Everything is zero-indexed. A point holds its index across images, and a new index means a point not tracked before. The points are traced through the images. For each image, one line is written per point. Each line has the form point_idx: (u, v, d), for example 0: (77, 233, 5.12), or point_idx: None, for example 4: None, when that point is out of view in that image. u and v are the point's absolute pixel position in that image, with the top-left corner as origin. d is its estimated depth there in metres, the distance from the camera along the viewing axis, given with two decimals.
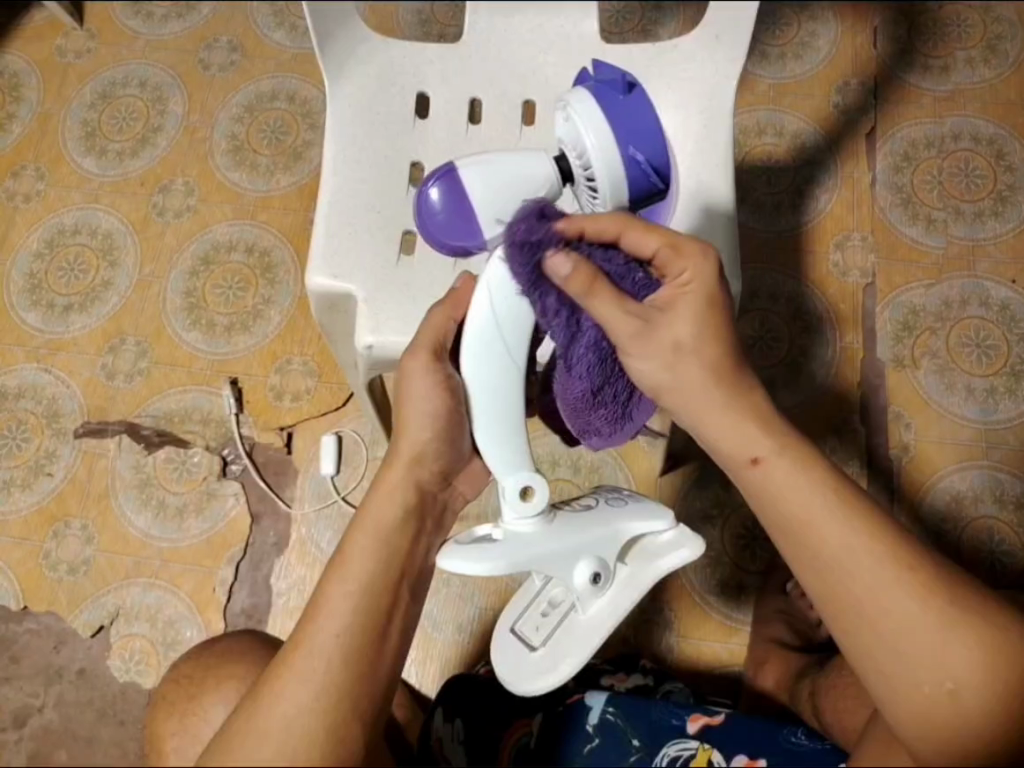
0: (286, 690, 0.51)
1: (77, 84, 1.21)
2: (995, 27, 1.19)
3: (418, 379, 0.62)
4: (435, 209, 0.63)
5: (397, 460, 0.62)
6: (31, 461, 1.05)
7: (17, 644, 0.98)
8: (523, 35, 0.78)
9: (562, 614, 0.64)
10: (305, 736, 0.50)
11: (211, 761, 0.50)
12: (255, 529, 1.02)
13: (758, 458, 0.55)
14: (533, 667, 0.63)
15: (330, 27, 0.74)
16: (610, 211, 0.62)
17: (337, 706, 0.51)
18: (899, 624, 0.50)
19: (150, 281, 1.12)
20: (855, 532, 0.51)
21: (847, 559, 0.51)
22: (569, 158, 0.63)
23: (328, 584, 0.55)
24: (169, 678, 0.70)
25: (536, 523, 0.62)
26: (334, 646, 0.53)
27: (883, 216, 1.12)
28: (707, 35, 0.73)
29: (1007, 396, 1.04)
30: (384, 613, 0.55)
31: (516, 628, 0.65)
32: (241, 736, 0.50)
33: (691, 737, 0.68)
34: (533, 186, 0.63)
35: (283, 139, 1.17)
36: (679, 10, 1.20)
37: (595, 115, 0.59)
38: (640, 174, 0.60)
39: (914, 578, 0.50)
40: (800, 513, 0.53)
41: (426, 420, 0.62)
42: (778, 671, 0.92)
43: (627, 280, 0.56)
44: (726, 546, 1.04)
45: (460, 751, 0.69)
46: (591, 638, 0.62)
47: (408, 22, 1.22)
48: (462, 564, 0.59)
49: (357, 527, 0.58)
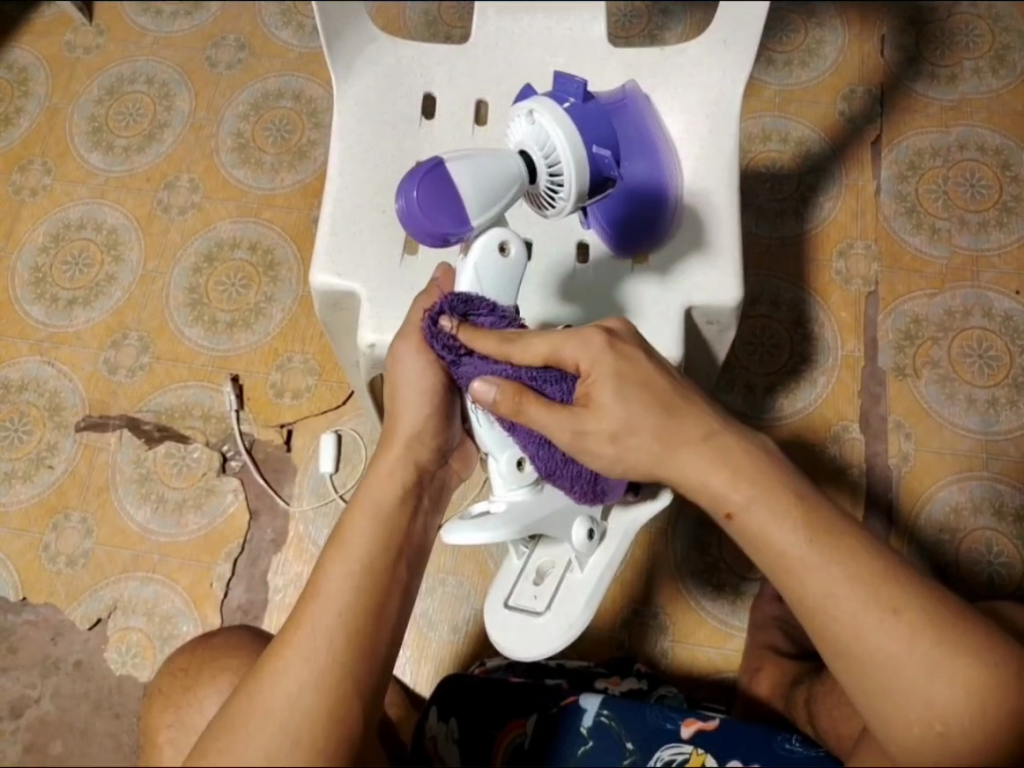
0: (291, 668, 0.52)
1: (85, 79, 1.22)
2: (1004, 38, 1.18)
3: (410, 359, 0.61)
4: (409, 202, 0.60)
5: (395, 442, 0.62)
6: (32, 453, 1.06)
7: (14, 635, 0.99)
8: (532, 37, 0.78)
9: (556, 577, 0.67)
10: (307, 712, 0.50)
11: (217, 740, 0.50)
12: (254, 525, 1.03)
13: (730, 512, 0.54)
14: (544, 632, 0.65)
15: (339, 26, 0.75)
16: (573, 205, 0.63)
17: (337, 686, 0.52)
18: (886, 667, 0.49)
19: (154, 276, 1.13)
20: (837, 572, 0.51)
21: (831, 599, 0.51)
22: (533, 156, 0.62)
23: (328, 565, 0.56)
24: (167, 670, 0.70)
25: (529, 492, 0.63)
26: (335, 625, 0.53)
27: (887, 224, 1.11)
28: (715, 40, 0.74)
29: (1008, 407, 1.04)
30: (384, 591, 0.56)
31: (513, 602, 0.67)
32: (244, 717, 0.51)
33: (686, 741, 0.68)
34: (505, 179, 0.61)
35: (289, 137, 1.17)
36: (687, 14, 1.20)
37: (566, 120, 0.61)
38: (599, 169, 0.63)
39: (898, 617, 0.50)
40: (785, 549, 0.52)
41: (422, 398, 0.61)
42: (773, 678, 0.91)
43: (547, 385, 0.57)
44: (724, 552, 1.04)
45: (455, 749, 0.71)
46: (594, 588, 0.65)
47: (415, 22, 1.22)
48: (470, 533, 0.61)
49: (357, 511, 0.59)
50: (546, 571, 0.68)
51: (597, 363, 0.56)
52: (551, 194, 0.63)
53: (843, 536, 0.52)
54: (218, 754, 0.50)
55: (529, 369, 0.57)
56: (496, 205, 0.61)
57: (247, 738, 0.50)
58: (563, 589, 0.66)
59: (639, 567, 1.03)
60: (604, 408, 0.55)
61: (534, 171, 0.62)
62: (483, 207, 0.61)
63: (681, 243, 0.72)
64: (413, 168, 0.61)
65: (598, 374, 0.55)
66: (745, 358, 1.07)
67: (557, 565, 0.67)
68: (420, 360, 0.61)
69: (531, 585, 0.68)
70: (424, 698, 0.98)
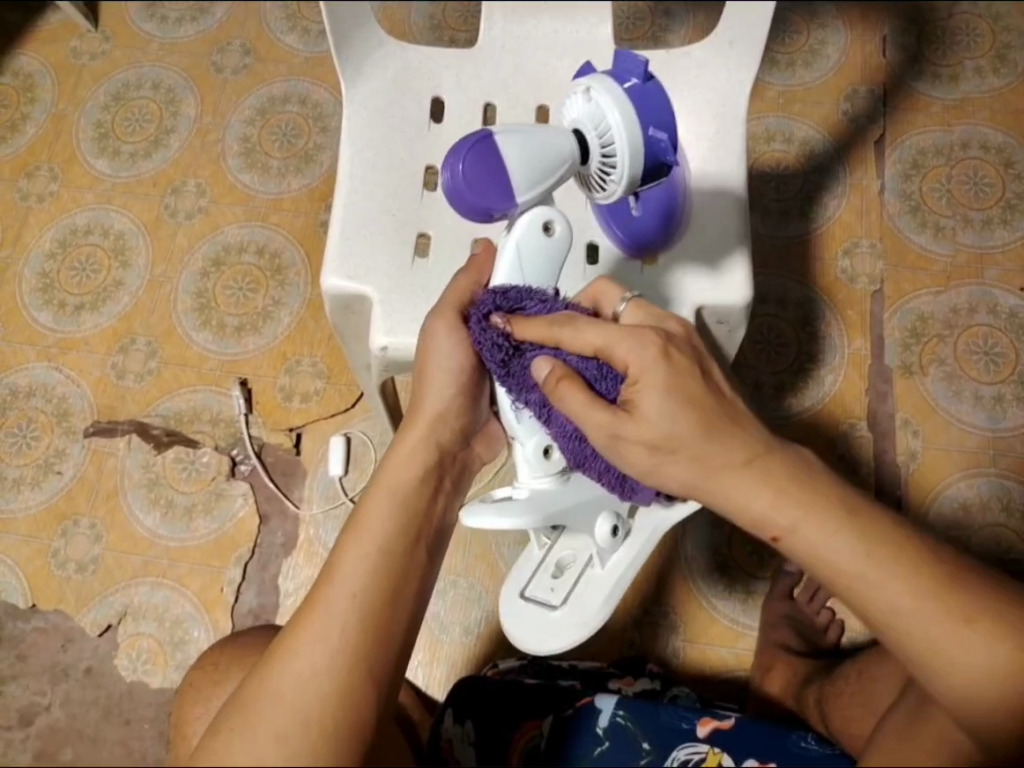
0: (304, 648, 0.51)
1: (91, 85, 1.22)
2: (1004, 37, 1.19)
3: (442, 338, 0.62)
4: (455, 176, 0.60)
5: (420, 421, 0.63)
6: (41, 459, 1.05)
7: (24, 642, 0.99)
8: (538, 40, 0.79)
9: (575, 572, 0.67)
10: (319, 693, 0.49)
11: (227, 720, 0.49)
12: (263, 529, 1.02)
13: (777, 537, 0.53)
14: (560, 626, 0.65)
15: (346, 29, 0.75)
16: (624, 189, 0.62)
17: (349, 668, 0.51)
18: (965, 680, 0.48)
19: (161, 281, 1.13)
20: (899, 587, 0.49)
21: (895, 611, 0.49)
22: (588, 136, 0.62)
23: (345, 544, 0.56)
24: (197, 665, 0.71)
25: (554, 481, 0.63)
26: (350, 604, 0.53)
27: (892, 223, 1.12)
28: (721, 41, 0.74)
29: (1014, 403, 1.04)
30: (399, 575, 0.56)
31: (530, 593, 0.67)
32: (256, 696, 0.49)
33: (702, 740, 0.68)
34: (557, 160, 0.61)
35: (296, 142, 1.18)
36: (691, 17, 1.21)
37: (622, 101, 0.59)
38: (655, 154, 0.60)
39: (969, 624, 0.49)
40: (838, 569, 0.51)
41: (450, 379, 0.63)
42: (785, 676, 0.92)
43: (591, 375, 0.56)
44: (735, 550, 1.04)
45: (471, 750, 0.70)
46: (614, 588, 0.65)
47: (420, 26, 1.22)
48: (491, 518, 0.59)
49: (377, 490, 0.60)
50: (565, 564, 0.67)
51: (647, 371, 0.54)
52: (602, 176, 0.62)
53: (900, 545, 0.51)
54: (229, 732, 0.48)
55: (576, 356, 0.57)
56: (544, 187, 0.61)
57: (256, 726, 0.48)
58: (583, 584, 0.66)
59: (651, 567, 1.03)
60: (647, 418, 0.53)
61: (587, 153, 0.62)
62: (531, 186, 0.61)
63: (691, 242, 0.72)
64: (461, 140, 0.60)
65: (646, 381, 0.54)
66: (753, 358, 1.07)
67: (577, 560, 0.67)
68: (451, 339, 0.62)
69: (549, 577, 0.67)
70: (437, 700, 0.98)
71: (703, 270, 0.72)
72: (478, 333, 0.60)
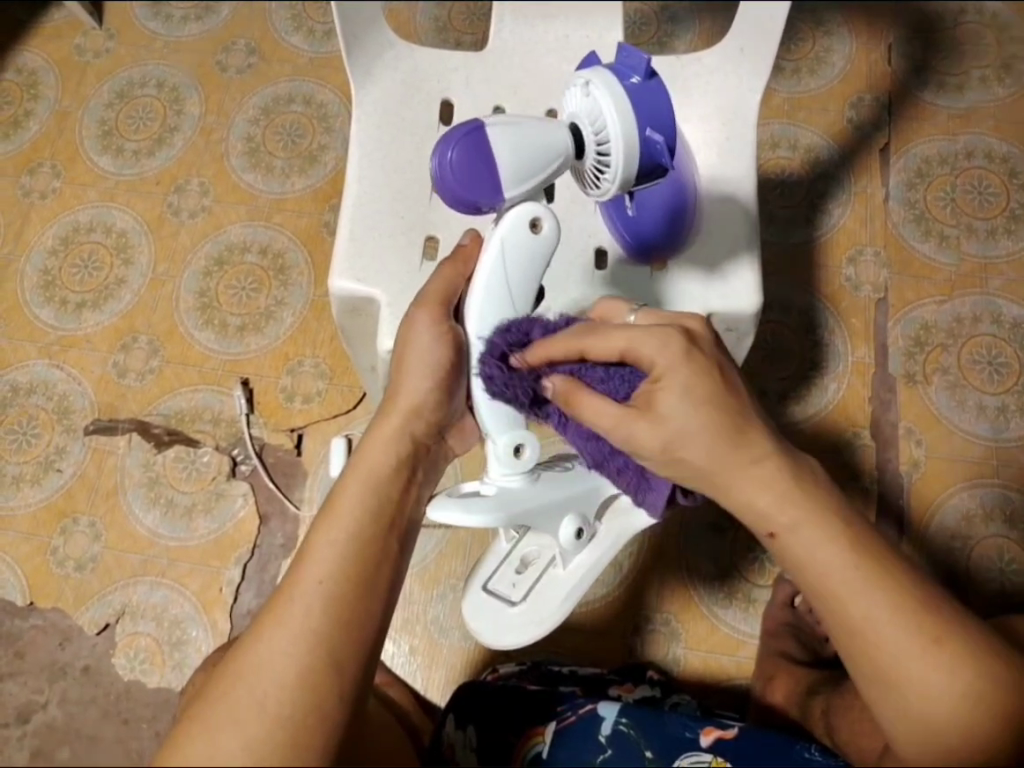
0: (268, 634, 0.49)
1: (96, 83, 1.22)
2: (1010, 47, 1.19)
3: (423, 330, 0.63)
4: (443, 163, 0.61)
5: (396, 409, 0.63)
6: (41, 456, 1.05)
7: (21, 640, 0.98)
8: (546, 45, 0.79)
9: (538, 570, 0.71)
10: (280, 681, 0.47)
11: (191, 712, 0.48)
12: (263, 530, 1.02)
13: (773, 533, 0.53)
14: (515, 621, 0.69)
15: (357, 30, 0.74)
16: (617, 189, 0.62)
17: (314, 654, 0.49)
18: (927, 701, 0.50)
19: (163, 280, 1.12)
20: (880, 602, 0.50)
21: (871, 628, 0.50)
22: (584, 131, 0.62)
23: (318, 533, 0.55)
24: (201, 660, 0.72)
25: (523, 480, 0.66)
26: (317, 591, 0.51)
27: (897, 231, 1.12)
28: (732, 49, 0.74)
29: (1018, 414, 1.04)
30: (371, 561, 0.54)
31: (492, 586, 0.71)
32: (219, 687, 0.48)
33: (705, 750, 0.67)
34: (550, 153, 0.61)
35: (300, 142, 1.17)
36: (696, 22, 1.21)
37: (619, 98, 0.59)
38: (651, 155, 0.60)
39: (941, 647, 0.50)
40: (825, 582, 0.51)
41: (426, 372, 0.63)
42: (787, 687, 0.91)
43: (607, 382, 0.58)
44: (737, 556, 1.03)
45: (471, 755, 0.69)
46: (572, 589, 0.70)
47: (425, 27, 1.22)
48: (456, 515, 0.62)
49: (351, 480, 0.58)
50: (530, 561, 0.72)
51: (673, 366, 0.53)
52: (597, 172, 0.62)
53: (885, 563, 0.52)
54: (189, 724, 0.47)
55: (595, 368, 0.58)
56: (534, 182, 0.62)
57: (217, 720, 0.46)
58: (545, 581, 0.71)
59: (652, 573, 1.03)
60: (666, 415, 0.53)
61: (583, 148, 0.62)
62: (517, 182, 0.61)
63: (699, 249, 0.72)
64: (453, 128, 0.61)
65: (670, 377, 0.53)
66: (758, 366, 1.07)
67: (541, 558, 0.71)
68: (432, 332, 0.63)
69: (512, 572, 0.72)
70: (436, 704, 0.98)
71: (708, 279, 0.72)
72: (499, 377, 0.61)
